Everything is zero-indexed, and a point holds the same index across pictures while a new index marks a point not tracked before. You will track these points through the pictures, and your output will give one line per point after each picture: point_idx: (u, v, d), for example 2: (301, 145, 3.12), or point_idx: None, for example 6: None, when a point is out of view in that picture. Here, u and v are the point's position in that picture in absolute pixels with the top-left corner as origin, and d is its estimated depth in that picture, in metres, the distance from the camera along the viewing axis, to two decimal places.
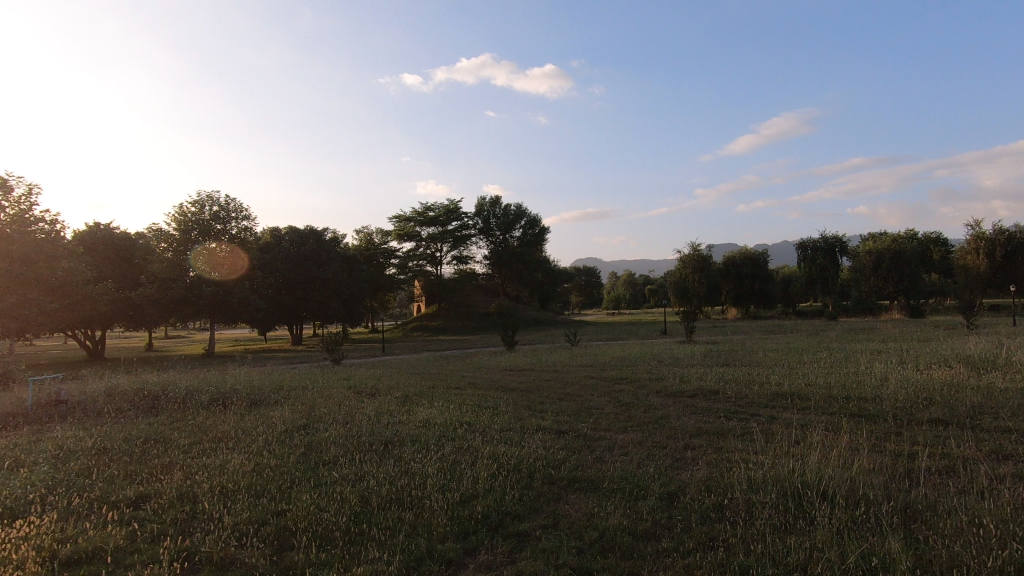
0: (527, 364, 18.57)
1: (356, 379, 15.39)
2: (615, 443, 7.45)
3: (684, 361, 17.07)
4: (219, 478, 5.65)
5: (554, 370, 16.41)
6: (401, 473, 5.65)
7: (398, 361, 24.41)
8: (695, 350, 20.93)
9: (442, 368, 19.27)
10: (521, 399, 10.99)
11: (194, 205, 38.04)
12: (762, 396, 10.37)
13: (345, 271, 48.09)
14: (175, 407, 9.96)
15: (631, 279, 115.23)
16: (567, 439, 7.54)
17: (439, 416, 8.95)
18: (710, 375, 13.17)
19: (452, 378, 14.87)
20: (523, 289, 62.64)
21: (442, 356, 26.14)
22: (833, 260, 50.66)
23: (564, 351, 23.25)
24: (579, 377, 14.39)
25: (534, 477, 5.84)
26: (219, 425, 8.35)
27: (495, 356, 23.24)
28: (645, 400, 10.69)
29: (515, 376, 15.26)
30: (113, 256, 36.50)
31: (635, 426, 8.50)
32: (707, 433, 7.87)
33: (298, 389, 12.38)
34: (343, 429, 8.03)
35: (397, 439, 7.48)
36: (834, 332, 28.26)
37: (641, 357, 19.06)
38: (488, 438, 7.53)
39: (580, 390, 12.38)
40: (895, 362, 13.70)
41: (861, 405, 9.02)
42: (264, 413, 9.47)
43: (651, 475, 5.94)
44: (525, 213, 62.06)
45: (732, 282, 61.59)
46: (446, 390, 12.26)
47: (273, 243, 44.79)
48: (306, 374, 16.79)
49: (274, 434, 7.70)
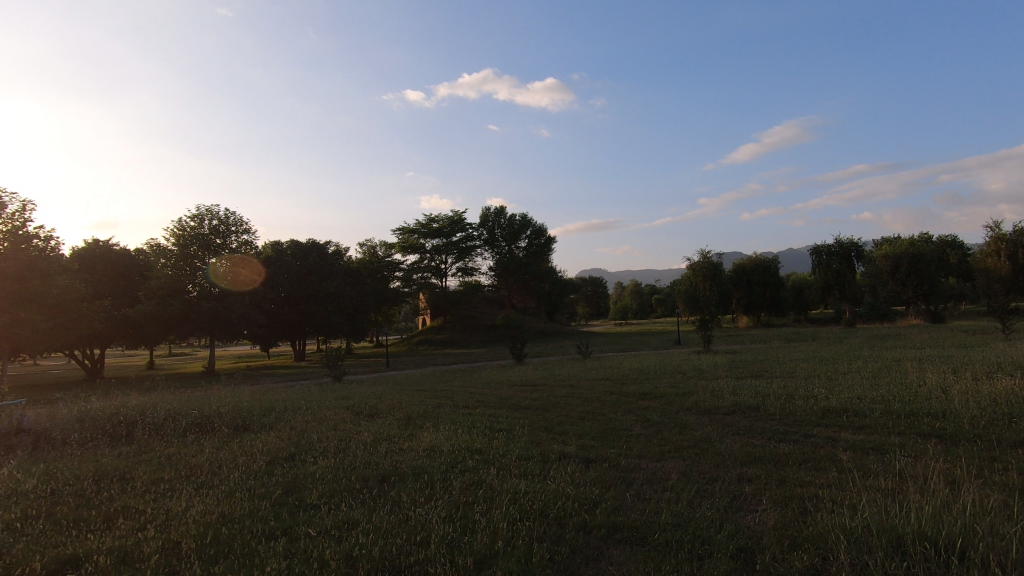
0: (539, 379, 17.40)
1: (355, 397, 14.25)
2: (655, 475, 6.28)
3: (708, 372, 15.90)
4: (171, 535, 4.52)
5: (569, 385, 15.26)
6: (399, 525, 4.51)
7: (402, 376, 23.28)
8: (716, 360, 19.72)
9: (449, 384, 18.16)
10: (538, 420, 9.84)
11: (193, 220, 37.20)
12: (810, 412, 9.18)
13: (349, 285, 47.15)
14: (149, 435, 8.88)
15: (637, 288, 113.80)
16: (596, 470, 6.39)
17: (446, 442, 7.81)
18: (743, 389, 11.98)
19: (461, 396, 13.73)
20: (529, 300, 61.53)
21: (448, 371, 24.99)
22: (849, 265, 49.26)
23: (576, 364, 22.06)
24: (598, 393, 13.21)
25: (564, 525, 4.69)
26: (194, 457, 7.25)
27: (504, 371, 22.10)
28: (676, 419, 9.52)
29: (527, 392, 14.08)
30: (112, 274, 35.72)
31: (672, 452, 7.34)
32: (760, 460, 6.70)
33: (291, 411, 11.29)
34: (334, 462, 6.90)
35: (396, 473, 6.35)
36: (858, 340, 26.86)
37: (661, 368, 17.84)
38: (503, 470, 6.39)
39: (602, 407, 11.21)
40: (946, 371, 12.46)
41: (931, 422, 7.82)
42: (246, 441, 8.35)
43: (710, 521, 4.78)
44: (531, 222, 61.05)
45: (743, 290, 60.14)
46: (453, 409, 11.12)
47: (275, 257, 43.92)
48: (302, 393, 15.68)
49: (253, 468, 6.60)
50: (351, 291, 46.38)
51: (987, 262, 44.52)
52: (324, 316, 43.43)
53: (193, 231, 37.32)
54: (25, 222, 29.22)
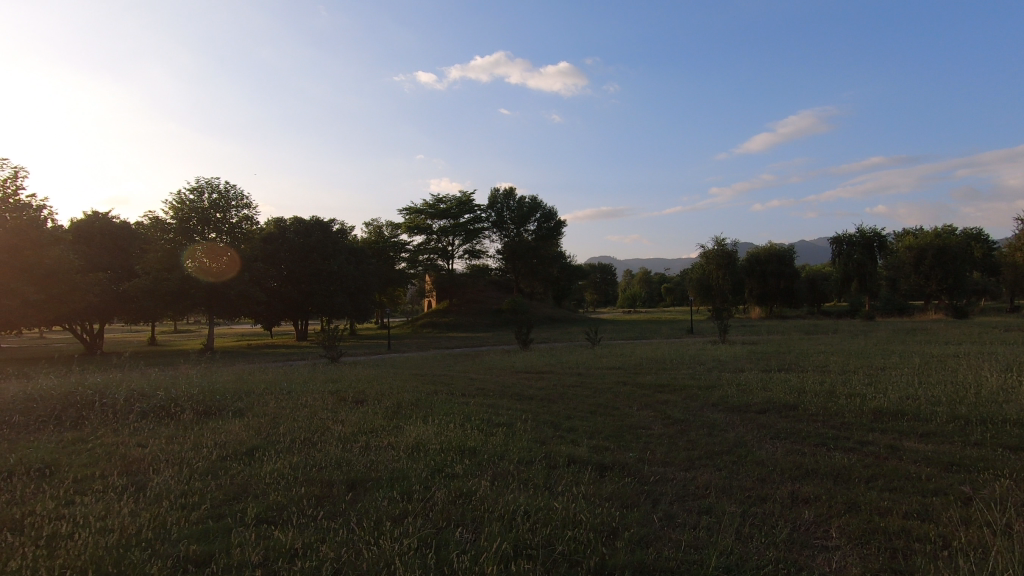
0: (545, 366, 16.22)
1: (346, 381, 13.13)
2: (688, 491, 5.07)
3: (730, 364, 14.64)
4: (50, 566, 3.38)
5: (578, 373, 14.09)
6: (351, 564, 3.33)
7: (401, 360, 22.27)
8: (736, 351, 18.46)
9: (450, 369, 17.08)
10: (545, 414, 8.66)
11: (192, 193, 35.93)
12: (859, 414, 7.91)
13: (353, 264, 46.04)
14: (100, 418, 7.80)
15: (647, 277, 112.16)
16: (614, 482, 5.18)
17: (435, 438, 6.63)
18: (775, 383, 10.72)
19: (461, 382, 12.61)
20: (537, 285, 60.26)
21: (450, 356, 23.95)
22: (871, 256, 47.35)
23: (586, 351, 20.90)
24: (609, 383, 12.03)
25: (576, 567, 3.50)
26: (136, 449, 6.13)
27: (509, 356, 20.98)
28: (702, 417, 8.29)
29: (533, 380, 12.92)
30: (110, 247, 34.95)
31: (704, 459, 6.11)
32: (814, 474, 5.47)
33: (272, 395, 10.20)
34: (298, 460, 5.75)
35: (369, 479, 5.18)
36: (883, 334, 25.45)
37: (677, 359, 16.61)
38: (499, 478, 5.22)
39: (616, 400, 10.01)
40: (1002, 370, 11.08)
41: (1012, 432, 6.54)
42: (206, 429, 7.23)
43: (771, 564, 3.57)
44: (541, 205, 59.47)
45: (757, 280, 58.50)
46: (450, 398, 9.98)
47: (277, 234, 42.89)
48: (292, 375, 14.64)
49: (198, 467, 5.45)
50: (355, 271, 45.32)
51: (1016, 256, 42.55)
52: (327, 295, 42.38)
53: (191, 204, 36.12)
54: (18, 189, 28.28)
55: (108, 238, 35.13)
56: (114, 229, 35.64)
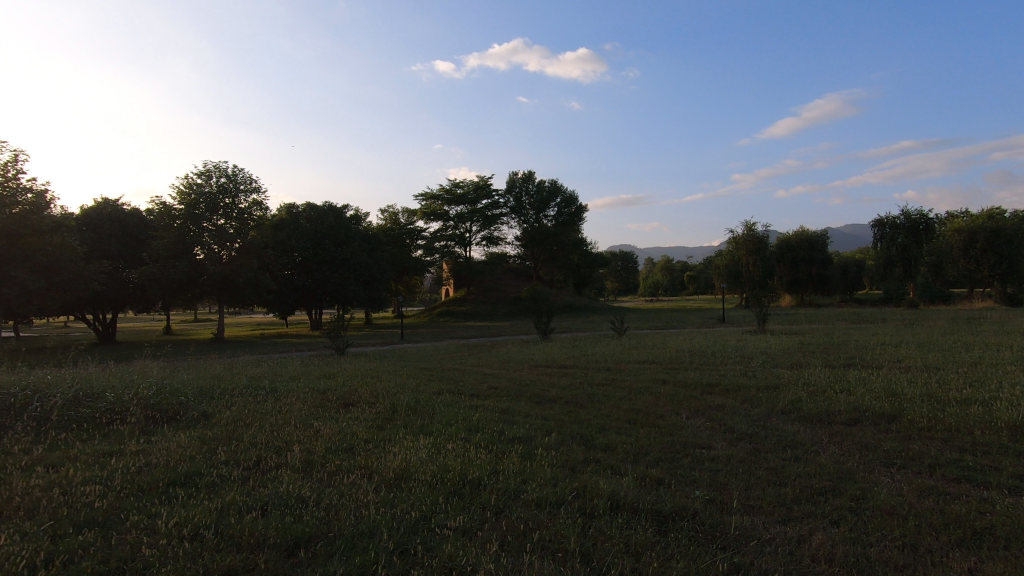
0: (568, 359, 14.49)
1: (342, 376, 11.57)
2: (805, 568, 3.30)
3: (783, 358, 12.70)
4: None
5: (608, 368, 12.32)
6: None
7: (411, 351, 20.73)
8: (782, 343, 16.43)
9: (463, 361, 15.48)
10: (574, 424, 6.90)
11: (200, 176, 34.52)
12: (991, 430, 5.98)
13: (367, 251, 44.65)
14: (20, 428, 6.29)
15: (669, 264, 109.06)
16: (687, 551, 3.43)
17: (427, 464, 4.92)
18: (853, 383, 8.78)
19: (473, 380, 10.88)
20: (557, 272, 58.35)
21: (465, 347, 22.30)
22: (916, 240, 44.10)
23: (612, 342, 19.07)
24: (645, 380, 10.24)
25: None
26: (27, 478, 4.58)
27: (527, 347, 19.27)
28: (775, 430, 6.46)
29: (556, 377, 11.15)
30: (119, 234, 34.17)
31: (804, 502, 4.30)
32: (987, 539, 3.63)
33: (249, 396, 8.64)
34: (235, 500, 4.11)
35: (321, 545, 3.52)
36: (939, 323, 23.00)
37: (718, 351, 14.69)
38: (512, 544, 3.50)
39: (658, 403, 8.19)
40: None
41: None
42: (139, 443, 5.68)
43: None
44: (561, 189, 57.15)
45: (788, 266, 55.67)
46: (456, 401, 8.29)
47: (289, 221, 41.63)
48: (288, 369, 13.18)
49: (85, 512, 3.86)
50: (369, 258, 43.88)
51: None
52: (339, 284, 41.03)
53: (199, 189, 34.54)
54: (18, 172, 27.04)
55: (118, 225, 34.34)
56: (124, 216, 34.81)
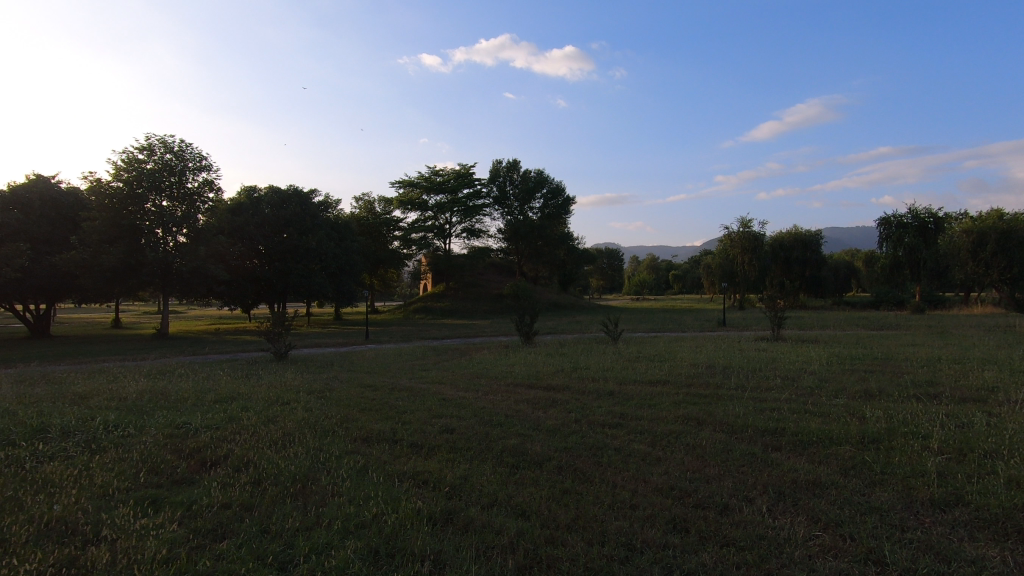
0: (555, 375, 11.30)
1: (243, 402, 8.26)
2: None
3: (839, 381, 9.66)
4: None
5: (611, 392, 9.18)
6: None
7: (369, 357, 17.46)
8: (816, 356, 13.41)
9: (425, 374, 12.25)
10: (577, 538, 3.72)
11: (140, 152, 30.41)
12: None
13: (336, 241, 40.95)
14: None
15: (654, 263, 106.52)
16: None
17: None
18: (1000, 437, 5.69)
19: (423, 412, 7.68)
20: (541, 268, 55.33)
21: (433, 351, 18.99)
22: (925, 240, 41.23)
23: (607, 350, 15.96)
24: (671, 419, 7.12)
25: None
26: None
27: (506, 354, 16.06)
28: (969, 568, 3.35)
29: (543, 408, 7.96)
30: (52, 215, 30.40)
31: None
32: None
33: (45, 451, 5.32)
34: None
35: None
36: (971, 333, 20.24)
37: (745, 367, 11.63)
38: None
39: (708, 473, 5.05)
40: None
41: None
42: None
43: None
44: (548, 180, 53.80)
45: (781, 267, 53.16)
46: (377, 468, 5.06)
47: (249, 205, 37.67)
48: (182, 387, 9.80)
49: None
50: (337, 248, 40.25)
51: None
52: (303, 275, 37.36)
53: (140, 165, 30.42)
54: None
55: (51, 205, 30.51)
56: (58, 195, 30.92)
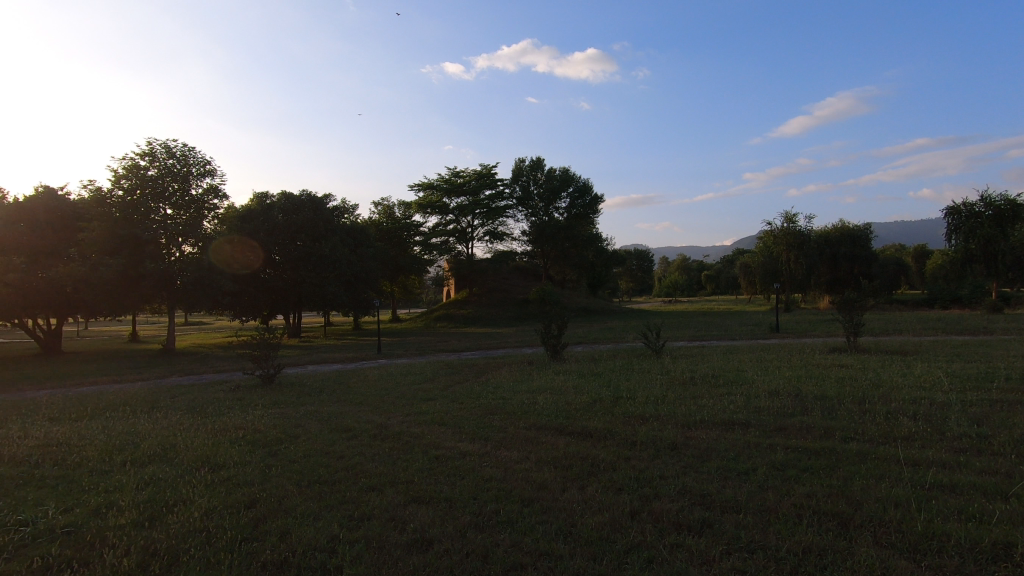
0: (590, 410, 8.55)
1: (147, 472, 5.76)
2: None
3: (1008, 427, 6.62)
4: None
5: (674, 446, 6.41)
6: None
7: (370, 378, 14.97)
8: (931, 378, 10.26)
9: (424, 408, 9.63)
10: None
11: (142, 158, 28.78)
12: None
13: (352, 247, 38.88)
14: None
15: (685, 264, 102.28)
16: None
17: None
18: None
19: (399, 494, 5.05)
20: (569, 271, 52.44)
21: (447, 369, 16.37)
22: (1001, 231, 36.71)
23: (653, 368, 13.11)
24: (792, 513, 4.33)
25: None
26: None
27: (530, 375, 13.37)
28: None
29: (581, 482, 5.26)
30: (57, 227, 29.32)
31: None
32: None
33: None
34: None
35: None
36: None
37: (847, 396, 8.67)
38: None
39: None
40: None
41: None
42: None
43: None
44: (575, 178, 50.83)
45: (828, 264, 49.01)
46: None
47: (260, 212, 35.87)
48: (96, 437, 7.40)
49: None
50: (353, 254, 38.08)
51: None
52: (316, 284, 35.39)
53: (142, 172, 28.82)
54: None
55: (56, 217, 29.44)
56: (64, 206, 29.85)
